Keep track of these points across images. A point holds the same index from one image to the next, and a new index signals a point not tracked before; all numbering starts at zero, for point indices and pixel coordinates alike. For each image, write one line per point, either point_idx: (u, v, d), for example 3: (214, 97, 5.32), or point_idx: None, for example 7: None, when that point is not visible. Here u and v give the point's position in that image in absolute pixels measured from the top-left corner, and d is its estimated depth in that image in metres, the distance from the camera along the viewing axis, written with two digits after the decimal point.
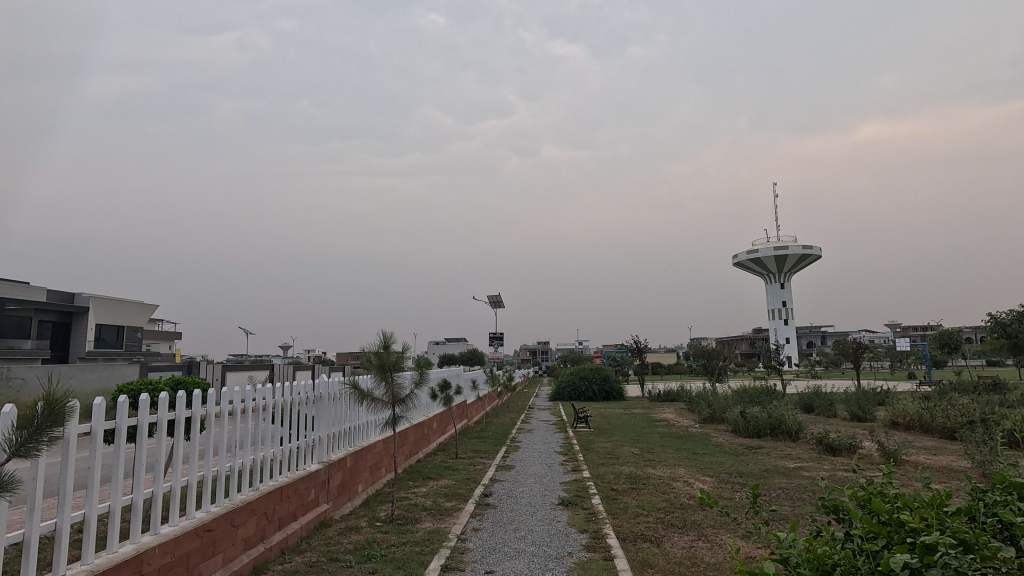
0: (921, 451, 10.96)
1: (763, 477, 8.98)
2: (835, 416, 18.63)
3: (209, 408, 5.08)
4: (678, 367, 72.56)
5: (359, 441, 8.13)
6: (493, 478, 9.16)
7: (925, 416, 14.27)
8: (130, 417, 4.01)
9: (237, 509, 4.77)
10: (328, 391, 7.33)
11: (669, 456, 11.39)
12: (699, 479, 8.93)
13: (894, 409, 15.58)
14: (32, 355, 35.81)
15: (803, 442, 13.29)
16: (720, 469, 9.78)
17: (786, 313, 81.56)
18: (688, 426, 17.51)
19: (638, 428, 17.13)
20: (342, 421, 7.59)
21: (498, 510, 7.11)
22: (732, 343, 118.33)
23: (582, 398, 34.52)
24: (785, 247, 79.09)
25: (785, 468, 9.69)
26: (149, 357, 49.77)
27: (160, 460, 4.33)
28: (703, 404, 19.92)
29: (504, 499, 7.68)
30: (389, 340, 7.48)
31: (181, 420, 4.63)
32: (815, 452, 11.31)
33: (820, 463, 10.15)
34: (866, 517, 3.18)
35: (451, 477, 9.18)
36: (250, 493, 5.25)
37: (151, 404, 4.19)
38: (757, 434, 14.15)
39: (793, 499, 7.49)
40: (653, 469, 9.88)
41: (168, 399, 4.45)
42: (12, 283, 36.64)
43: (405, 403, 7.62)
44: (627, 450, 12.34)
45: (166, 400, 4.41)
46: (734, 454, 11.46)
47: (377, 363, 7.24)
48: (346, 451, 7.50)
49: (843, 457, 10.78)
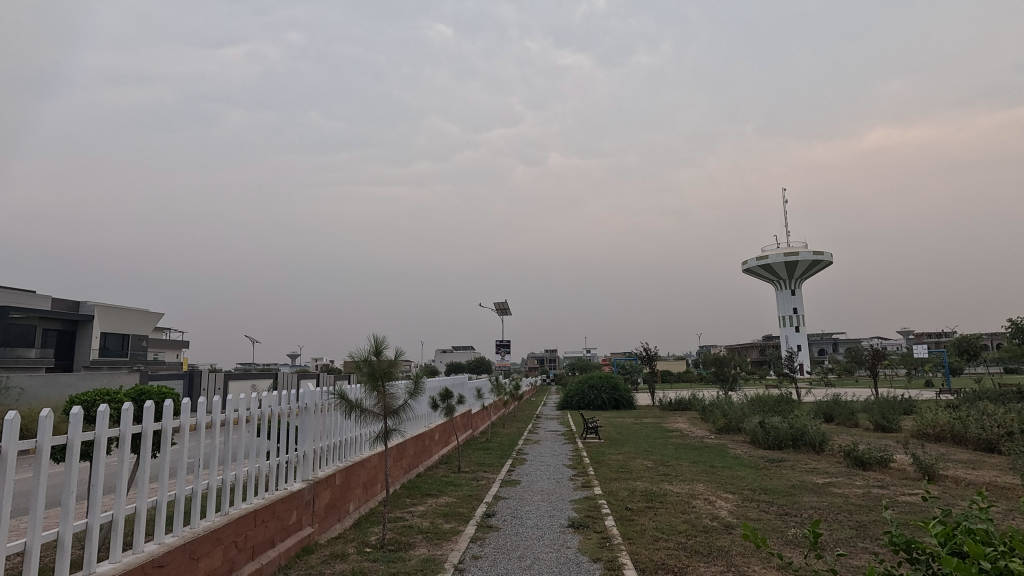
0: (959, 466, 10.17)
1: (791, 495, 8.27)
2: (857, 427, 17.78)
3: (166, 421, 4.32)
4: (687, 376, 71.55)
5: (350, 457, 7.49)
6: (497, 495, 8.49)
7: (957, 427, 13.45)
8: (56, 436, 3.34)
9: (198, 539, 4.15)
10: (314, 401, 6.68)
11: (686, 470, 10.65)
12: (720, 496, 8.21)
13: (922, 419, 14.74)
14: (37, 364, 35.69)
15: (827, 454, 12.52)
16: (742, 485, 9.05)
17: (797, 320, 80.39)
18: (703, 437, 16.77)
19: (650, 438, 16.46)
20: (329, 435, 6.95)
21: (502, 533, 6.43)
22: (744, 351, 116.32)
23: (591, 407, 33.65)
24: (795, 252, 78.01)
25: (813, 484, 8.95)
26: (154, 365, 49.52)
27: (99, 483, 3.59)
28: (717, 413, 19.15)
29: (508, 520, 7.00)
30: (381, 345, 6.84)
31: (128, 434, 3.84)
32: (844, 466, 10.53)
33: (851, 478, 9.40)
34: (956, 561, 2.51)
35: (452, 494, 8.51)
36: (218, 517, 4.62)
37: (84, 418, 3.49)
38: (777, 446, 13.40)
39: (829, 521, 6.75)
40: (669, 485, 9.17)
41: (108, 412, 3.63)
42: (17, 291, 36.60)
43: (398, 414, 6.96)
44: (640, 463, 11.64)
45: (105, 413, 3.59)
46: (754, 467, 10.74)
47: (367, 371, 6.61)
48: (335, 467, 6.87)
49: (874, 471, 10.01)
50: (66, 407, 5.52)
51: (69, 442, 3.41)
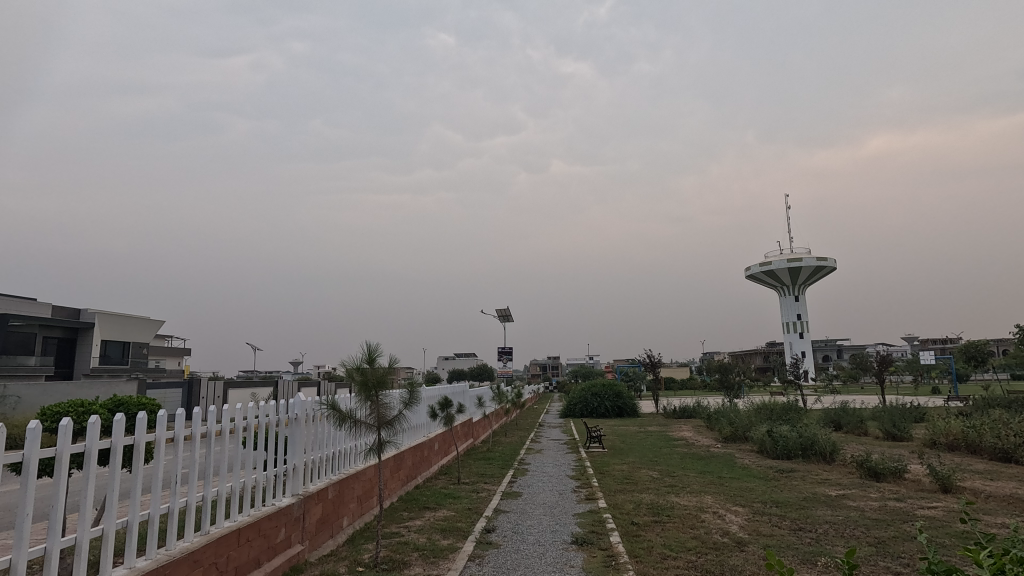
0: (976, 477, 9.82)
1: (804, 508, 7.93)
2: (866, 435, 17.43)
3: (138, 435, 3.90)
4: (691, 383, 71.07)
5: (344, 469, 7.21)
6: (497, 508, 8.17)
7: (971, 436, 13.08)
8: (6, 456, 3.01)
9: (173, 563, 3.85)
10: (304, 412, 6.38)
11: (693, 481, 10.32)
12: (729, 510, 7.90)
13: (934, 427, 14.36)
14: (36, 372, 35.52)
15: (838, 464, 12.16)
16: (752, 497, 8.72)
17: (802, 326, 79.85)
18: (709, 446, 16.38)
19: (655, 447, 16.10)
20: (320, 447, 6.65)
21: (501, 550, 6.12)
22: (749, 358, 115.06)
23: (594, 415, 33.19)
24: (798, 257, 77.68)
25: (827, 497, 8.60)
26: (155, 371, 49.27)
27: (59, 505, 3.24)
28: (723, 421, 18.77)
29: (509, 536, 6.69)
30: (375, 352, 6.56)
31: (96, 451, 3.48)
32: (857, 477, 10.19)
33: (866, 490, 9.06)
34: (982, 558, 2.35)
35: (451, 507, 8.21)
36: (197, 538, 4.33)
37: (39, 433, 3.13)
38: (786, 455, 13.05)
39: (845, 537, 6.41)
40: (676, 497, 8.83)
41: (70, 427, 3.27)
42: (17, 299, 36.47)
43: (393, 425, 6.65)
44: (645, 474, 11.32)
45: (67, 427, 3.24)
46: (764, 478, 10.41)
47: (360, 380, 6.33)
48: (327, 481, 6.57)
49: (888, 483, 9.68)
50: (38, 419, 5.12)
51: (23, 460, 3.08)
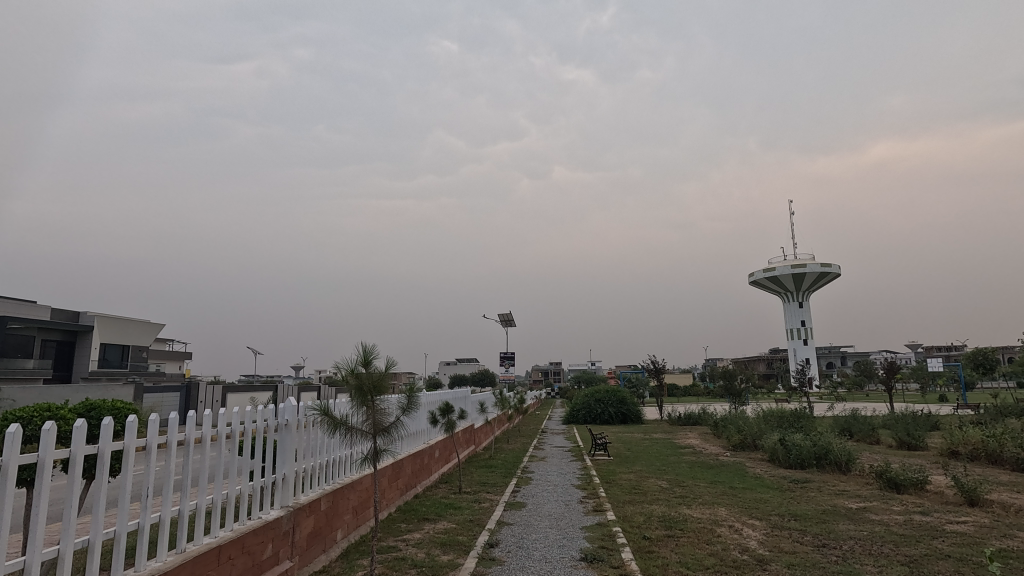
0: (1003, 489, 9.37)
1: (825, 522, 7.51)
2: (878, 443, 17.02)
3: (102, 443, 3.46)
4: (693, 391, 70.56)
5: (337, 479, 6.82)
6: (500, 520, 7.74)
7: (991, 445, 12.64)
8: None
9: None
10: (294, 417, 5.96)
11: (704, 491, 9.89)
12: (746, 523, 7.47)
13: (952, 437, 13.90)
14: (34, 374, 35.19)
15: (853, 474, 11.71)
16: (768, 510, 8.27)
17: (806, 332, 79.29)
18: (718, 454, 15.93)
19: (662, 455, 15.69)
20: (311, 454, 6.24)
21: (505, 569, 5.68)
22: (751, 365, 114.40)
23: (598, 422, 32.73)
24: (802, 264, 77.16)
25: (847, 510, 8.16)
26: (155, 375, 48.98)
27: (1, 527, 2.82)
28: (731, 428, 18.30)
29: (513, 551, 6.27)
30: (370, 355, 6.16)
31: (50, 462, 3.06)
32: (876, 489, 9.74)
33: (887, 503, 8.62)
34: None
35: (452, 518, 7.79)
36: (172, 558, 3.91)
37: None
38: (799, 464, 12.61)
39: (873, 555, 5.99)
40: (689, 509, 8.41)
41: (15, 433, 2.87)
42: (16, 301, 36.16)
43: (389, 433, 6.26)
44: (653, 483, 10.90)
45: (11, 435, 2.83)
46: (779, 488, 9.97)
47: (354, 385, 5.93)
48: (320, 491, 6.18)
49: (910, 494, 9.22)
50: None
51: None
